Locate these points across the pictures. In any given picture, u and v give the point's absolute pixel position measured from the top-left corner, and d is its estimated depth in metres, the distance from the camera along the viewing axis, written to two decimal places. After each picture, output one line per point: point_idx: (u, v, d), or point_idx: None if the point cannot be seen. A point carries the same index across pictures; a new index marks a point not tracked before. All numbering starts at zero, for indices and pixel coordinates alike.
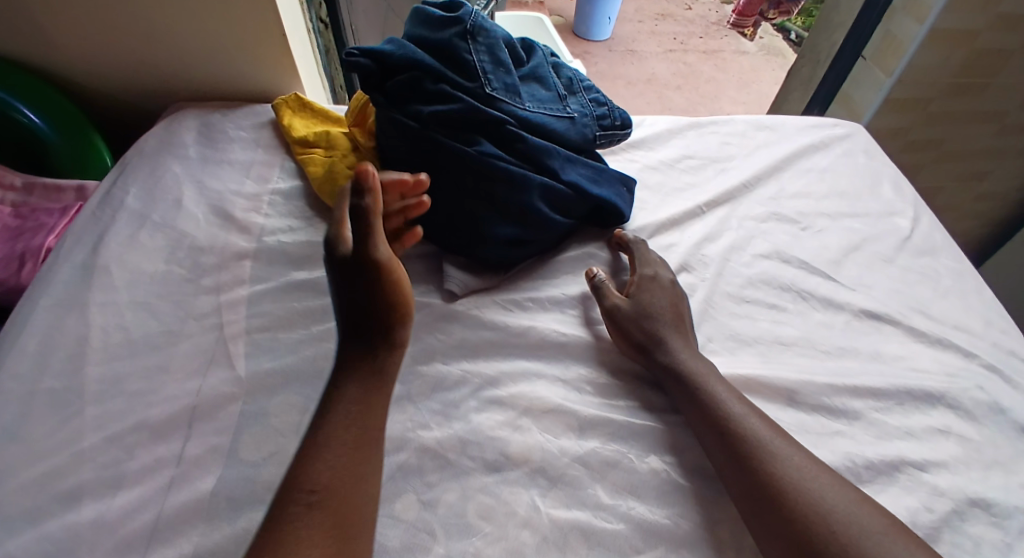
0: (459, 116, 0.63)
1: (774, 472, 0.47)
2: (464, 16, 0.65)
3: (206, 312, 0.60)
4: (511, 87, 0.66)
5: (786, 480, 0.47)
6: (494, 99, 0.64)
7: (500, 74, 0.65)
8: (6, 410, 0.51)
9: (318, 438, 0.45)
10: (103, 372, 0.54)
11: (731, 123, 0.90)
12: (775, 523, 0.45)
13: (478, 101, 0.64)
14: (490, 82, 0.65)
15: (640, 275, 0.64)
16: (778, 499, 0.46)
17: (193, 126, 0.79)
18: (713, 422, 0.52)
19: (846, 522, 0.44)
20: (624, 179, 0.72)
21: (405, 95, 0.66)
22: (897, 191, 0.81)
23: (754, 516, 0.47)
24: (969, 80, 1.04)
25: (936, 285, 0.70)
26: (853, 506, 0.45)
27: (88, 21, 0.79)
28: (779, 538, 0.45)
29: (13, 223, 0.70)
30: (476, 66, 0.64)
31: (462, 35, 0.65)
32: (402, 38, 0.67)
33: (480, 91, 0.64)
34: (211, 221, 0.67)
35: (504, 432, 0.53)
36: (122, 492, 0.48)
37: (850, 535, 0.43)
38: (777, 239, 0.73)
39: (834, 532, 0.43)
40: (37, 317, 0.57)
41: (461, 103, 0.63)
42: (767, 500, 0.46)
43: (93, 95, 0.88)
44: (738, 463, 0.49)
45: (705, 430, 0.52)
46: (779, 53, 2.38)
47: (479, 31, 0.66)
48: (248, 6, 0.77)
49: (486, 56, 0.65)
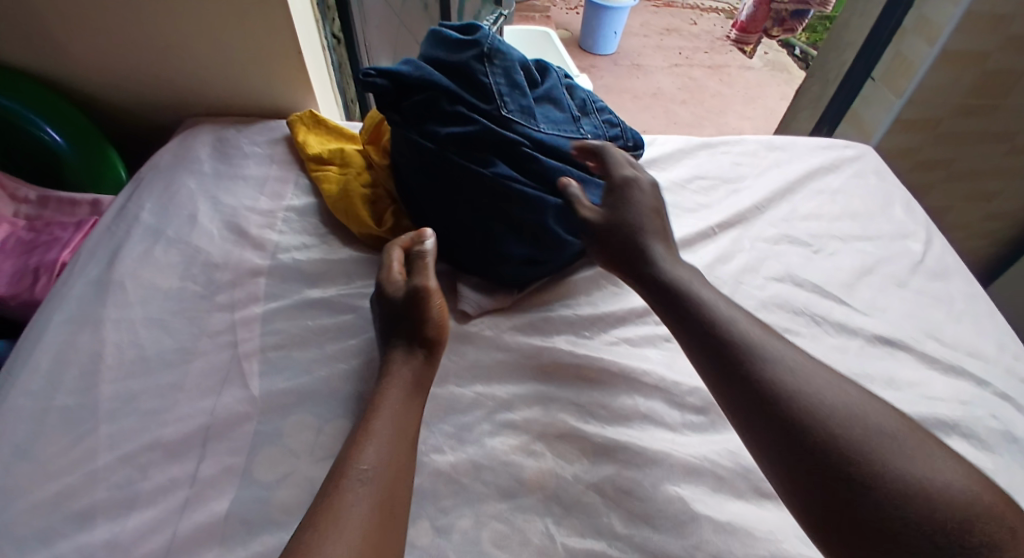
0: (476, 138, 0.63)
1: (760, 379, 0.47)
2: (481, 38, 0.66)
3: (220, 329, 0.59)
4: (527, 109, 0.66)
5: (786, 389, 0.46)
6: (510, 121, 0.65)
7: (515, 97, 0.65)
8: (19, 427, 0.51)
9: (365, 428, 0.48)
10: (116, 389, 0.54)
11: (742, 143, 0.90)
12: (778, 436, 0.44)
13: (494, 123, 0.64)
14: (506, 104, 0.65)
15: (617, 179, 0.65)
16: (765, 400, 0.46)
17: (208, 141, 0.79)
18: (709, 336, 0.51)
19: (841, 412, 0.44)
20: None
21: (421, 116, 0.66)
22: (909, 213, 0.81)
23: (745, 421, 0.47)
24: (978, 102, 1.05)
25: (948, 309, 0.69)
26: (853, 414, 0.44)
27: (106, 37, 0.80)
28: (786, 453, 0.43)
29: (27, 237, 0.70)
30: (493, 90, 0.65)
31: (479, 57, 0.65)
32: (418, 58, 0.67)
33: (496, 113, 0.64)
34: (225, 237, 0.67)
35: (518, 457, 0.52)
36: (135, 513, 0.47)
37: (855, 440, 0.42)
38: (790, 261, 0.73)
39: (840, 437, 0.42)
40: (52, 333, 0.57)
41: (478, 125, 0.63)
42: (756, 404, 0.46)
43: (106, 108, 0.89)
44: (739, 379, 0.48)
45: (704, 353, 0.51)
46: (784, 68, 2.39)
47: (495, 54, 0.66)
48: (265, 24, 0.78)
49: (502, 78, 0.66)
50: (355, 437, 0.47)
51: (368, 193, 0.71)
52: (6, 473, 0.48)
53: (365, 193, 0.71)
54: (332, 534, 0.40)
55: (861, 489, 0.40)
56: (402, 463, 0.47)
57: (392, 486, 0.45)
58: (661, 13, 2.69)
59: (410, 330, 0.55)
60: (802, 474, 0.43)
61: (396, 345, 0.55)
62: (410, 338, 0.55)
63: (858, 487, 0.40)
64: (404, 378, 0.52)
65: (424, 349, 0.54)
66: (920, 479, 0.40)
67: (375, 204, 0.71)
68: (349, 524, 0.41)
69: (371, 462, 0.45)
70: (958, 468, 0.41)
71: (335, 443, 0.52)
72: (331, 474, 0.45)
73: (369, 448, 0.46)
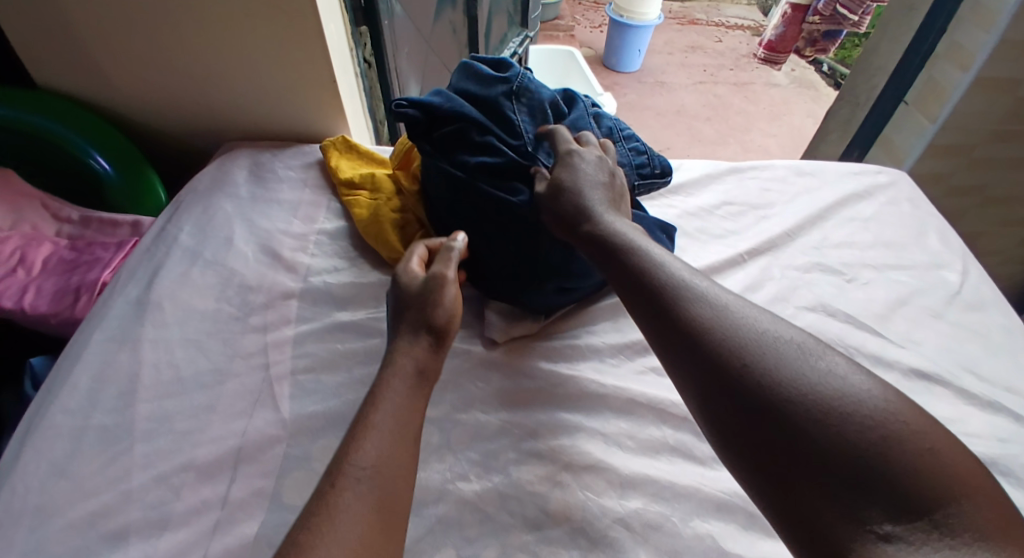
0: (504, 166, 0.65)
1: (690, 316, 0.46)
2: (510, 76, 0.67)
3: (253, 351, 0.61)
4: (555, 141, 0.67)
5: (716, 327, 0.44)
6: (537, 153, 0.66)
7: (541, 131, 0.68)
8: (61, 445, 0.52)
9: (367, 424, 0.47)
10: (153, 410, 0.55)
11: (771, 169, 0.90)
12: (711, 374, 0.43)
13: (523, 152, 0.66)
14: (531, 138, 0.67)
15: (561, 153, 0.64)
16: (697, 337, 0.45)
17: (244, 165, 0.82)
18: (647, 284, 0.50)
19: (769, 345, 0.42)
20: (663, 225, 0.72)
21: (451, 145, 0.67)
22: (944, 242, 0.79)
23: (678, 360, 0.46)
24: (1015, 127, 1.02)
25: (987, 343, 0.67)
26: (791, 348, 0.42)
27: (150, 65, 0.83)
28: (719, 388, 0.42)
29: (69, 256, 0.73)
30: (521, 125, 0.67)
31: (507, 93, 0.67)
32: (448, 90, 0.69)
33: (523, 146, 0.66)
34: (259, 260, 0.69)
35: (544, 487, 0.52)
36: (168, 534, 0.48)
37: (771, 358, 0.41)
38: (822, 291, 0.72)
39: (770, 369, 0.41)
40: (93, 352, 0.59)
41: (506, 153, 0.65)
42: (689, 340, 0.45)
43: (146, 131, 0.92)
44: (671, 317, 0.47)
45: (637, 300, 0.51)
46: (811, 85, 2.36)
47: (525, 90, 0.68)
48: (301, 54, 0.80)
49: (526, 113, 0.68)
50: (355, 432, 0.46)
51: (398, 218, 0.72)
52: (45, 490, 0.50)
53: (395, 218, 0.72)
54: (328, 533, 0.40)
55: (787, 413, 0.39)
56: (402, 463, 0.46)
57: (388, 489, 0.44)
58: (685, 31, 2.69)
59: (420, 317, 0.55)
60: (733, 412, 0.41)
61: (408, 332, 0.55)
62: (418, 325, 0.55)
63: (780, 408, 0.39)
64: (409, 372, 0.52)
65: (431, 338, 0.54)
66: (841, 399, 0.38)
67: (405, 228, 0.72)
68: (342, 525, 0.41)
69: (370, 461, 0.44)
70: (877, 378, 0.40)
71: None
72: (330, 469, 0.44)
73: (369, 444, 0.45)
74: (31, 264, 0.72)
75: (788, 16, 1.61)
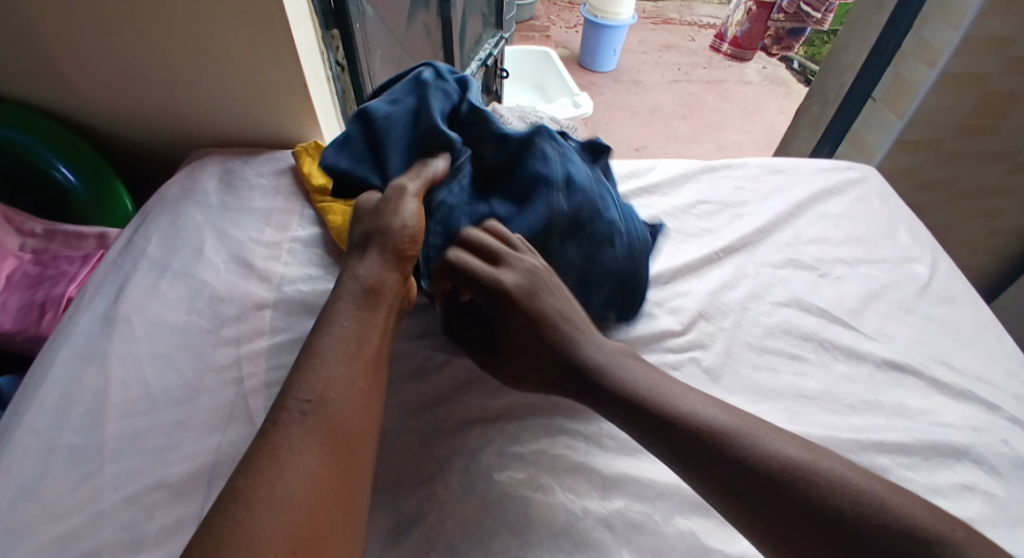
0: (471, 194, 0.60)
1: (693, 419, 0.46)
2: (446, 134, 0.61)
3: (226, 363, 0.59)
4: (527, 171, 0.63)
5: (723, 427, 0.45)
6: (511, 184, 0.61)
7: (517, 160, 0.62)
8: (25, 467, 0.51)
9: (311, 356, 0.46)
10: (123, 427, 0.54)
11: (745, 167, 0.91)
12: (716, 469, 0.44)
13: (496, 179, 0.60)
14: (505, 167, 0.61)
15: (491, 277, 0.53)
16: (704, 440, 0.45)
17: (214, 172, 0.80)
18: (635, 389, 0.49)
19: (769, 446, 0.44)
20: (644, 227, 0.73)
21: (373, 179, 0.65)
22: (913, 236, 0.81)
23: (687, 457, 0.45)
24: (978, 121, 1.05)
25: (956, 334, 0.69)
26: (797, 453, 0.44)
27: (113, 72, 0.81)
28: (728, 486, 0.44)
29: (33, 271, 0.71)
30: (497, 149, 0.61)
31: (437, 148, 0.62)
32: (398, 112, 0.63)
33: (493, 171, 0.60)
34: (231, 270, 0.67)
35: (526, 492, 0.52)
36: (141, 555, 0.47)
37: (782, 467, 0.43)
38: (796, 287, 0.73)
39: (781, 471, 0.43)
40: (58, 370, 0.57)
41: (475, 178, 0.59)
42: (696, 445, 0.45)
43: (112, 140, 0.90)
44: (670, 424, 0.46)
45: (612, 404, 0.49)
46: (782, 83, 2.40)
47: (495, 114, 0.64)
48: (271, 59, 0.79)
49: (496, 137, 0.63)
50: (300, 367, 0.46)
51: None
52: (11, 516, 0.48)
53: None
54: (274, 474, 0.40)
55: (794, 512, 0.41)
56: (355, 392, 0.46)
57: (340, 418, 0.44)
58: (659, 30, 2.72)
59: (375, 234, 0.55)
60: (739, 507, 0.43)
61: (365, 251, 0.54)
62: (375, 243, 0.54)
63: (798, 495, 0.42)
64: (356, 295, 0.50)
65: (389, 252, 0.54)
66: (840, 489, 0.42)
67: None
68: (290, 465, 0.40)
69: (313, 395, 0.44)
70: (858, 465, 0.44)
71: None
72: (272, 409, 0.44)
73: (312, 377, 0.45)
74: None
75: (754, 13, 1.63)
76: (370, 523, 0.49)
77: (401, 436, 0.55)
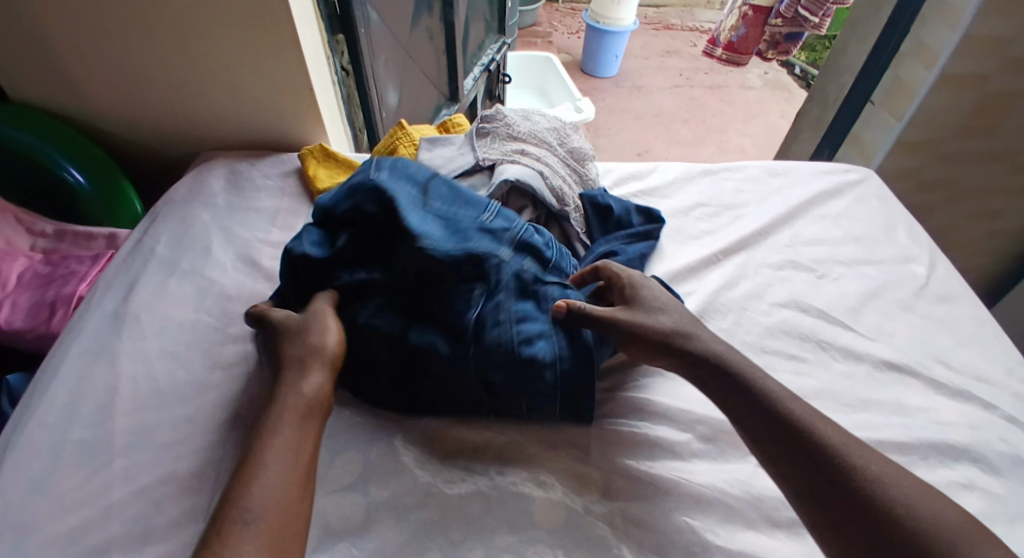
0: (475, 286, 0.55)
1: (792, 417, 0.48)
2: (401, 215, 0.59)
3: (233, 360, 0.60)
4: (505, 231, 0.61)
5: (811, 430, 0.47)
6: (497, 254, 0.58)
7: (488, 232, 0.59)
8: (36, 461, 0.51)
9: (259, 460, 0.45)
10: (131, 423, 0.55)
11: (745, 169, 0.92)
12: (811, 475, 0.45)
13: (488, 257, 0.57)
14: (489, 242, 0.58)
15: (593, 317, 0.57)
16: (794, 438, 0.47)
17: (221, 174, 0.81)
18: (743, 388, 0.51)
19: (864, 462, 0.45)
20: (646, 232, 0.74)
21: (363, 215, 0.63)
22: (912, 237, 0.82)
23: (787, 454, 0.46)
24: (976, 124, 1.06)
25: (955, 333, 0.70)
26: (884, 471, 0.45)
27: (123, 76, 0.82)
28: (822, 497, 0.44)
29: (44, 270, 0.72)
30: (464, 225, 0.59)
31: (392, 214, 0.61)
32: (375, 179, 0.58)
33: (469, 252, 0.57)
34: (238, 269, 0.69)
35: (527, 488, 0.53)
36: (149, 548, 0.48)
37: (880, 483, 0.44)
38: (796, 287, 0.73)
39: (873, 491, 0.43)
40: (69, 367, 0.58)
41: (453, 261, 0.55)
42: (789, 441, 0.47)
43: (122, 143, 0.92)
44: (769, 426, 0.48)
45: (739, 403, 0.50)
46: (784, 87, 2.42)
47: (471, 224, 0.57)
48: (277, 63, 0.80)
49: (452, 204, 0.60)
50: (241, 476, 0.45)
51: None
52: (20, 508, 0.49)
53: None
54: None
55: (895, 529, 0.42)
56: (295, 503, 0.44)
57: (281, 526, 0.43)
58: (661, 35, 2.74)
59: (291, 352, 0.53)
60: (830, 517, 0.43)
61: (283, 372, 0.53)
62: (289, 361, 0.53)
63: (892, 522, 0.42)
64: (296, 403, 0.49)
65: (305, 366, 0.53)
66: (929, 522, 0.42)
67: None
68: None
69: (258, 502, 0.43)
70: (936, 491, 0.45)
71: (346, 476, 0.53)
72: (214, 519, 0.43)
73: (256, 486, 0.44)
74: (4, 278, 0.70)
75: (749, 18, 1.65)
76: (373, 518, 0.50)
77: (404, 433, 0.56)
